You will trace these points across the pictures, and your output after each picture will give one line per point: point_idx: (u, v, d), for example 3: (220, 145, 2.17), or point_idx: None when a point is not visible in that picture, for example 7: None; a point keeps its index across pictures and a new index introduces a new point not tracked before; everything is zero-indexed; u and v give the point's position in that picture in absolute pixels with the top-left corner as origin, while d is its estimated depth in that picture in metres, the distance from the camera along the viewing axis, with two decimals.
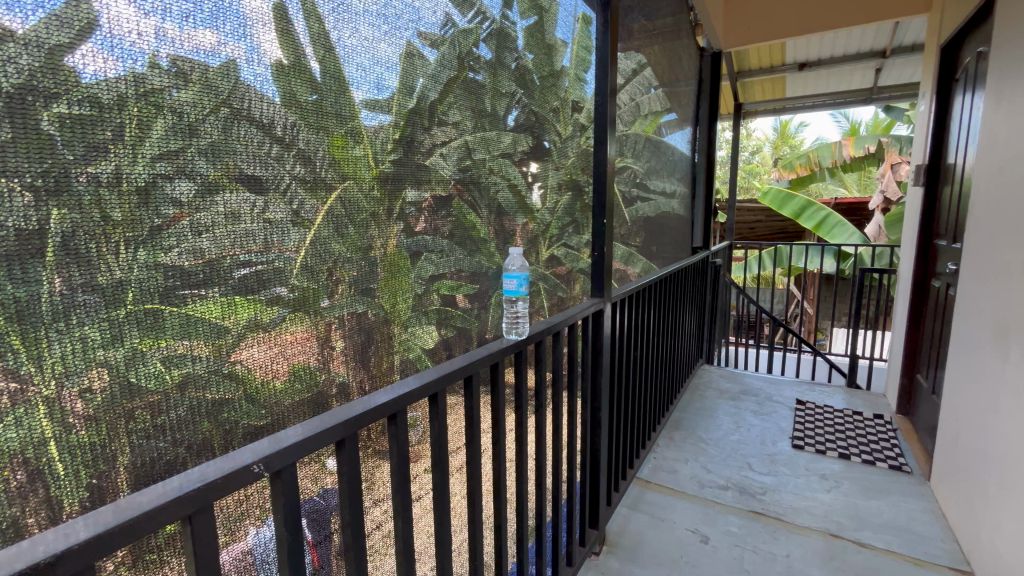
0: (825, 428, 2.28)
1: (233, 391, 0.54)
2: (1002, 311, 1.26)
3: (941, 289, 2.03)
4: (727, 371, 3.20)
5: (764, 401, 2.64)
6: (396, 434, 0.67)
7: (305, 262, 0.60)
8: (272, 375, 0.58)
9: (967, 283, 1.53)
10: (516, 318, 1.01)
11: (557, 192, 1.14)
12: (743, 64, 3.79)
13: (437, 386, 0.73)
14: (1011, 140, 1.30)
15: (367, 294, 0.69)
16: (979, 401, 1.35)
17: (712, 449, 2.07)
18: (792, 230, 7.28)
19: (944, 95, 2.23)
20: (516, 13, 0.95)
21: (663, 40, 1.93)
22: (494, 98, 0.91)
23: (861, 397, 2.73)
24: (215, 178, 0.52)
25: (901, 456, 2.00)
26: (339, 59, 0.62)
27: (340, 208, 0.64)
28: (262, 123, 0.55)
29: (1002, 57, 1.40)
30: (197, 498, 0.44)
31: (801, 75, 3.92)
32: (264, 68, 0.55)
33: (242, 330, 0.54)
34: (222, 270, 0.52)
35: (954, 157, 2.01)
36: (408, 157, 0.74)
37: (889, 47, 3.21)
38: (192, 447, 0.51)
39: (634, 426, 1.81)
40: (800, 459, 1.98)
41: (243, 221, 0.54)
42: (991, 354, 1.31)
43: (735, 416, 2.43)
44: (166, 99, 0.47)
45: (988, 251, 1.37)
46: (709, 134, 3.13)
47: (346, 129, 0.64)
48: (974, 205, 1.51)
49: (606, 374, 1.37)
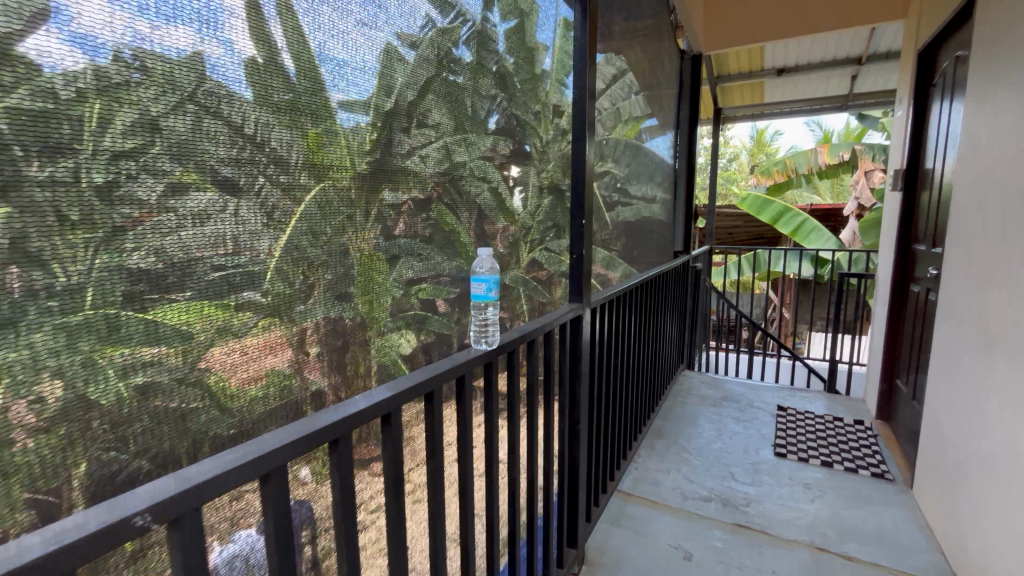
0: (806, 435, 2.32)
1: (199, 399, 0.52)
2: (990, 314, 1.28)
3: (922, 294, 2.09)
4: (708, 377, 3.25)
5: (745, 407, 2.68)
6: (340, 462, 0.60)
7: (278, 266, 0.59)
8: (243, 380, 0.56)
9: (954, 286, 1.56)
10: (484, 328, 0.98)
11: (538, 197, 1.13)
12: (723, 69, 3.88)
13: (390, 406, 0.67)
14: (997, 144, 1.33)
15: (343, 297, 0.67)
16: (965, 404, 1.39)
17: (694, 458, 2.09)
18: (769, 235, 7.45)
19: (921, 102, 2.30)
20: (497, 15, 0.95)
21: (644, 43, 1.95)
22: (475, 100, 0.90)
23: (841, 403, 2.80)
24: (183, 177, 0.50)
25: (883, 463, 2.04)
26: (314, 57, 0.61)
27: (315, 210, 0.62)
28: (233, 122, 0.53)
29: (987, 62, 1.44)
30: (54, 564, 0.36)
31: (779, 81, 4.02)
32: (237, 64, 0.53)
33: (210, 335, 0.52)
34: (193, 273, 0.50)
35: (933, 163, 2.08)
36: (386, 159, 0.72)
37: (866, 54, 3.32)
38: (156, 459, 0.49)
39: (615, 436, 1.81)
40: (783, 468, 2.01)
41: (212, 222, 0.52)
42: (979, 358, 1.33)
43: (717, 423, 2.46)
44: (129, 92, 0.45)
45: (976, 254, 1.40)
46: (688, 141, 3.19)
47: (322, 128, 0.62)
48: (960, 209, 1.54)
49: (584, 381, 1.37)
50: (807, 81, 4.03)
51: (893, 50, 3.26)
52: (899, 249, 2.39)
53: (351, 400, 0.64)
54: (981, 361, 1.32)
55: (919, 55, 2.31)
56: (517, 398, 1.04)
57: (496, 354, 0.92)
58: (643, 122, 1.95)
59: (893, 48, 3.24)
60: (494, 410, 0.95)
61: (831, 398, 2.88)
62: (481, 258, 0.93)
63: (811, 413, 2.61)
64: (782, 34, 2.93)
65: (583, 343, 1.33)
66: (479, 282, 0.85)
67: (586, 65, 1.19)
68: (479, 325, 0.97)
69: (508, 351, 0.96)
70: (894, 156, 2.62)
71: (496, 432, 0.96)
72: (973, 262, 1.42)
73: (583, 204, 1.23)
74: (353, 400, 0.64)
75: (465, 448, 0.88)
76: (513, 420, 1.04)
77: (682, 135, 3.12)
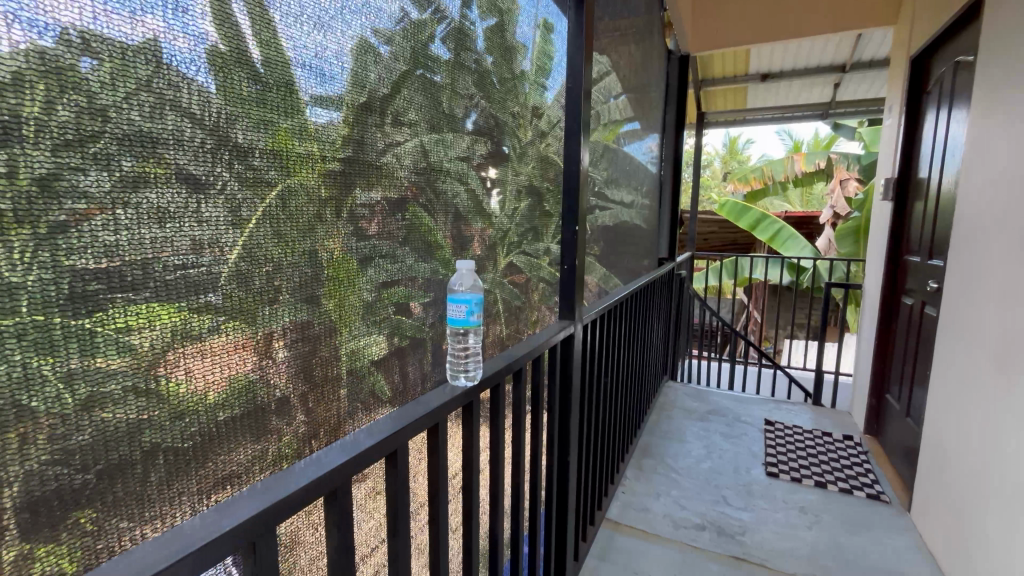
0: (796, 452, 2.39)
1: (152, 408, 0.48)
2: (1005, 332, 1.30)
3: (915, 308, 2.16)
4: (692, 389, 3.33)
5: (734, 422, 2.75)
6: (258, 562, 0.53)
7: (235, 266, 0.54)
8: (203, 383, 0.52)
9: (957, 298, 1.60)
10: (465, 356, 0.95)
11: (516, 199, 1.12)
12: (709, 72, 3.96)
13: (335, 480, 0.61)
14: (1009, 154, 1.36)
15: (310, 300, 0.63)
16: (973, 414, 1.42)
17: (685, 480, 2.11)
18: (744, 241, 7.66)
19: (914, 109, 2.39)
20: (475, 13, 0.93)
21: (631, 44, 1.96)
22: (452, 99, 0.88)
23: (829, 417, 2.89)
24: (137, 171, 0.46)
25: (878, 484, 2.10)
26: (283, 49, 0.57)
27: (279, 207, 0.59)
28: (192, 114, 0.50)
29: (992, 73, 1.49)
30: None
31: (762, 86, 4.13)
32: (201, 53, 0.50)
33: (167, 340, 0.48)
34: (153, 271, 0.47)
35: (927, 172, 2.16)
36: (359, 156, 0.69)
37: (849, 60, 3.44)
38: (106, 471, 0.45)
39: (603, 453, 1.81)
40: (777, 490, 2.04)
41: (170, 220, 0.48)
42: (991, 372, 1.35)
43: (706, 440, 2.50)
44: (78, 77, 0.42)
45: (986, 265, 1.43)
46: (676, 145, 3.26)
47: (290, 122, 0.59)
48: (966, 220, 1.58)
49: (575, 396, 1.37)
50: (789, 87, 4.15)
51: (876, 58, 3.40)
52: (890, 257, 2.49)
53: (291, 473, 0.58)
54: (994, 375, 1.34)
55: (912, 61, 2.41)
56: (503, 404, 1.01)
57: (475, 392, 0.89)
58: (623, 126, 1.95)
59: (877, 55, 3.37)
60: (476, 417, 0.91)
61: (817, 411, 2.98)
62: (461, 275, 0.90)
63: (800, 428, 2.69)
64: (775, 36, 3.00)
65: (569, 356, 1.33)
66: (460, 302, 0.83)
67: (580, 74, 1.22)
68: (464, 349, 0.95)
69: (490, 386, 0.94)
70: (885, 163, 2.72)
71: (476, 435, 0.93)
72: (982, 272, 1.46)
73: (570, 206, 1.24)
74: (293, 472, 0.58)
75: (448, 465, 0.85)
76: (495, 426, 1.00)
77: (669, 138, 3.16)
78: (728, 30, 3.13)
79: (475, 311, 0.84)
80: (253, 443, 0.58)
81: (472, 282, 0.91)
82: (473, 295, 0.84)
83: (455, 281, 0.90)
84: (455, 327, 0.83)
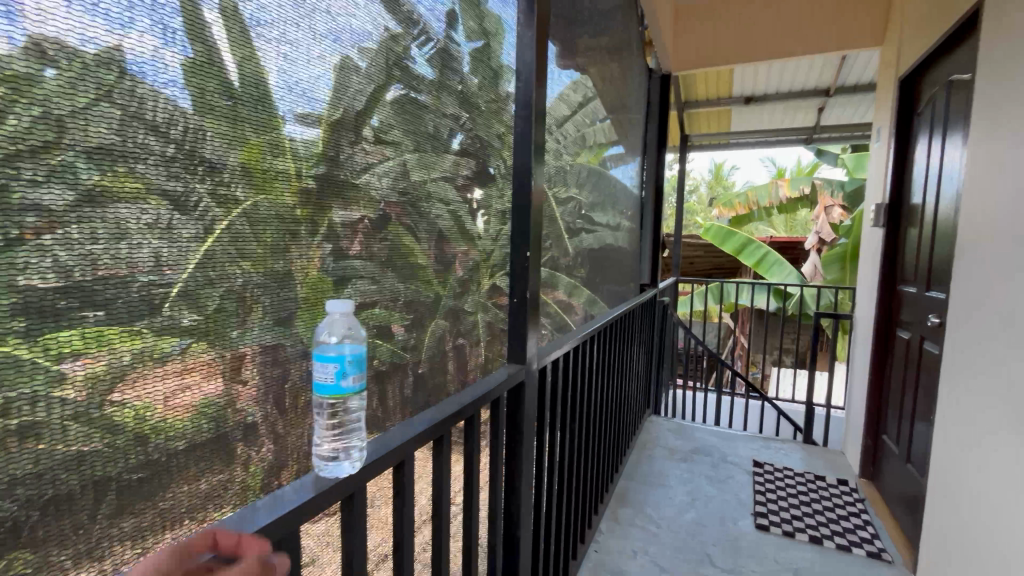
0: (783, 498, 2.38)
1: (101, 439, 0.44)
2: (1011, 365, 1.28)
3: (914, 342, 2.16)
4: (674, 424, 3.33)
5: (719, 463, 2.74)
6: None
7: (187, 284, 0.50)
8: (162, 407, 0.48)
9: (958, 329, 1.59)
10: (343, 432, 0.67)
11: (500, 221, 1.10)
12: (690, 94, 4.09)
13: (281, 530, 0.55)
14: (1008, 183, 1.38)
15: (282, 323, 0.60)
16: (982, 448, 1.39)
17: (666, 535, 2.06)
18: (729, 266, 7.79)
19: (903, 133, 2.46)
20: (461, 35, 0.93)
21: (612, 70, 2.01)
22: (437, 119, 0.87)
23: (819, 457, 2.91)
24: (101, 185, 0.43)
25: (879, 539, 2.06)
26: (260, 62, 0.55)
27: (244, 223, 0.55)
28: (159, 128, 0.47)
29: (987, 100, 1.51)
30: None
31: (744, 110, 4.27)
32: (174, 67, 0.47)
33: (125, 364, 0.45)
34: (114, 290, 0.44)
35: (920, 198, 2.20)
36: (334, 174, 0.65)
37: (833, 85, 3.57)
38: (49, 504, 0.41)
39: (581, 486, 1.82)
40: (767, 548, 1.98)
41: (132, 236, 0.45)
42: (999, 406, 1.32)
43: (689, 485, 2.48)
44: (40, 86, 0.39)
45: (989, 296, 1.43)
46: (655, 164, 3.34)
47: (264, 138, 0.56)
48: (967, 248, 1.58)
49: (547, 426, 1.40)
50: (774, 110, 4.27)
51: (859, 82, 3.54)
52: (883, 284, 2.52)
53: None
54: (1001, 409, 1.31)
55: (901, 81, 2.48)
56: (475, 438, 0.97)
57: (360, 480, 0.67)
58: (608, 149, 1.96)
59: (860, 80, 3.51)
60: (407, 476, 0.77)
61: (808, 450, 3.01)
62: (331, 320, 0.65)
63: (791, 471, 2.69)
64: (757, 58, 3.10)
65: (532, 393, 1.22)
66: (329, 360, 0.60)
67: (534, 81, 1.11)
68: (337, 423, 0.67)
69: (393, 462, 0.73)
70: (874, 186, 2.78)
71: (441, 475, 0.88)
72: (982, 302, 1.46)
73: (527, 230, 1.13)
74: None
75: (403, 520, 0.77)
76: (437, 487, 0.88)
77: (650, 158, 3.25)
78: (710, 51, 3.24)
79: (349, 373, 0.61)
80: (217, 471, 0.54)
81: (351, 329, 0.68)
82: (348, 351, 0.61)
83: (324, 330, 0.64)
84: (323, 394, 0.60)
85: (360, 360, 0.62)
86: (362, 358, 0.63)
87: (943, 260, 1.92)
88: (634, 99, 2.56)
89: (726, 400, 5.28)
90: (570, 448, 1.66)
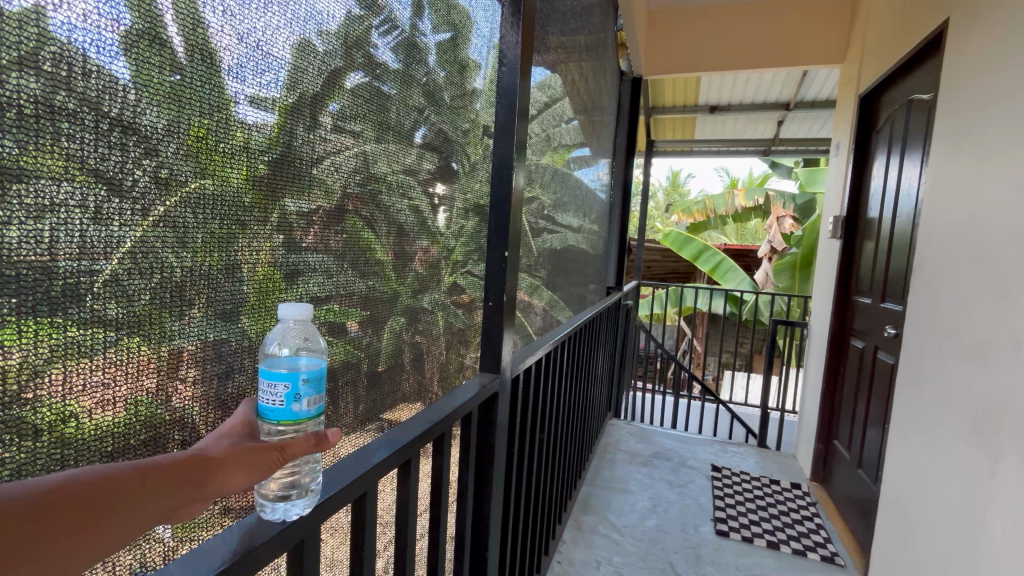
0: (737, 503, 2.49)
1: (8, 443, 0.39)
2: (973, 383, 1.37)
3: (867, 353, 2.30)
4: (635, 429, 3.42)
5: (679, 468, 2.84)
6: None
7: (117, 274, 0.45)
8: (81, 407, 0.43)
9: (919, 344, 1.69)
10: (296, 472, 0.64)
11: (463, 218, 1.08)
12: (659, 100, 4.21)
13: (251, 566, 0.50)
14: (972, 204, 1.47)
15: (227, 317, 0.56)
16: (940, 463, 1.48)
17: (630, 543, 2.10)
18: (684, 272, 8.09)
19: (863, 151, 2.62)
20: (427, 25, 0.90)
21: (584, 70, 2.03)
22: (401, 110, 0.84)
23: (773, 461, 3.06)
24: (21, 160, 0.39)
25: (831, 543, 2.19)
26: (210, 39, 0.51)
27: (187, 209, 0.50)
28: (90, 99, 0.42)
29: (955, 128, 1.60)
30: None
31: (710, 118, 4.43)
32: (112, 35, 0.43)
33: (44, 359, 0.40)
34: (26, 277, 0.39)
35: (876, 213, 2.37)
36: (287, 162, 0.61)
37: (794, 100, 3.78)
38: None
39: (546, 493, 1.83)
40: (727, 555, 2.06)
41: (55, 217, 0.41)
42: (958, 423, 1.41)
43: (651, 490, 2.55)
44: None
45: (952, 316, 1.51)
46: (625, 169, 3.43)
47: (213, 120, 0.52)
48: (929, 264, 1.69)
49: (515, 435, 1.40)
50: (736, 121, 4.46)
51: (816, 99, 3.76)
52: (838, 296, 2.69)
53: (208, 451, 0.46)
54: (960, 429, 1.40)
55: (861, 100, 2.64)
56: (445, 448, 0.94)
57: (312, 523, 0.59)
58: (572, 151, 1.98)
59: (818, 97, 3.73)
60: (370, 499, 0.71)
61: (762, 454, 3.17)
62: (283, 330, 0.62)
63: (748, 475, 2.82)
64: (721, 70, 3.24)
65: (505, 404, 1.22)
66: (280, 378, 0.53)
67: (517, 69, 1.15)
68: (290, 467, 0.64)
69: (361, 493, 0.68)
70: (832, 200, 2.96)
71: (412, 484, 0.84)
72: (943, 321, 1.56)
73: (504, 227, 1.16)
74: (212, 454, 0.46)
75: (365, 545, 0.71)
76: (405, 516, 0.85)
77: (619, 163, 3.32)
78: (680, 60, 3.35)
79: (302, 395, 0.54)
80: None
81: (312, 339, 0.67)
82: (302, 369, 0.54)
83: (276, 342, 0.61)
84: (273, 419, 0.53)
85: (317, 380, 0.55)
86: (323, 380, 0.56)
87: (897, 271, 2.07)
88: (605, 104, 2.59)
89: (681, 403, 5.48)
90: (536, 455, 1.67)
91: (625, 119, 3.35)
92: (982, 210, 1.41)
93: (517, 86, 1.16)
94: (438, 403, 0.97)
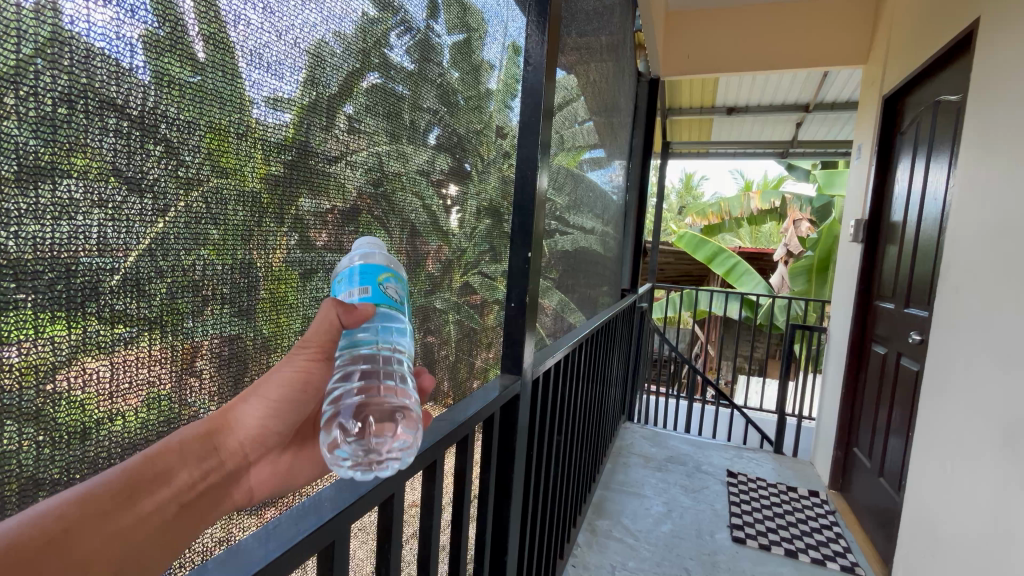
0: (752, 510, 2.46)
1: (36, 435, 0.40)
2: (1005, 393, 1.33)
3: (890, 360, 2.26)
4: (649, 433, 3.39)
5: (694, 473, 2.81)
6: None
7: (137, 272, 0.45)
8: (125, 404, 0.45)
9: (947, 353, 1.65)
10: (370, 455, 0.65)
11: (476, 218, 1.08)
12: (675, 101, 4.18)
13: (286, 566, 0.51)
14: (1005, 207, 1.42)
15: (243, 314, 0.56)
16: (968, 474, 1.44)
17: (645, 547, 2.09)
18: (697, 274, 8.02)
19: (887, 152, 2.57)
20: (442, 26, 0.91)
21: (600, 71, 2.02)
22: (414, 111, 0.84)
23: (789, 468, 3.02)
24: (43, 157, 0.39)
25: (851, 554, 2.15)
26: (229, 39, 0.51)
27: (203, 207, 0.51)
28: (112, 100, 0.43)
29: (987, 128, 1.55)
30: None
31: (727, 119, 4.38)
32: (133, 38, 0.44)
33: (65, 354, 0.41)
34: (51, 272, 0.40)
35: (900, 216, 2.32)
36: (303, 161, 0.61)
37: (813, 101, 3.73)
38: None
39: (562, 495, 1.83)
40: (743, 562, 2.04)
41: (79, 214, 0.41)
42: (989, 434, 1.38)
43: (666, 495, 2.53)
44: None
45: (982, 323, 1.47)
46: (640, 171, 3.40)
47: (230, 118, 0.52)
48: (958, 268, 1.64)
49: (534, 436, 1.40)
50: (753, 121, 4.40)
51: (836, 100, 3.71)
52: (858, 301, 2.64)
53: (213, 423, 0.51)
54: (990, 440, 1.36)
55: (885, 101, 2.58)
56: (467, 449, 0.95)
57: (340, 525, 0.59)
58: (586, 152, 1.97)
59: (837, 98, 3.67)
60: (394, 497, 0.71)
61: (779, 460, 3.13)
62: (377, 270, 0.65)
63: (763, 481, 2.78)
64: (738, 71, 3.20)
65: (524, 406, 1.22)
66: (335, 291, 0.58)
67: (541, 69, 1.15)
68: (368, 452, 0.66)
69: (388, 495, 0.69)
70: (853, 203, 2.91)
71: (436, 485, 0.84)
72: (973, 328, 1.52)
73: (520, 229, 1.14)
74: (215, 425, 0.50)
75: (389, 543, 0.72)
76: (428, 518, 0.85)
77: (634, 164, 3.30)
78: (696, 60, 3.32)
79: (341, 290, 0.56)
80: None
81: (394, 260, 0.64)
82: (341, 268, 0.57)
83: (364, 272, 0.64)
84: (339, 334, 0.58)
85: (352, 271, 0.56)
86: (370, 271, 0.56)
87: (922, 277, 2.03)
88: (621, 105, 2.58)
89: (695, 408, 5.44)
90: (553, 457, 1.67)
91: (641, 119, 3.32)
92: (1014, 215, 1.38)
93: (543, 86, 1.16)
94: (463, 403, 0.98)
